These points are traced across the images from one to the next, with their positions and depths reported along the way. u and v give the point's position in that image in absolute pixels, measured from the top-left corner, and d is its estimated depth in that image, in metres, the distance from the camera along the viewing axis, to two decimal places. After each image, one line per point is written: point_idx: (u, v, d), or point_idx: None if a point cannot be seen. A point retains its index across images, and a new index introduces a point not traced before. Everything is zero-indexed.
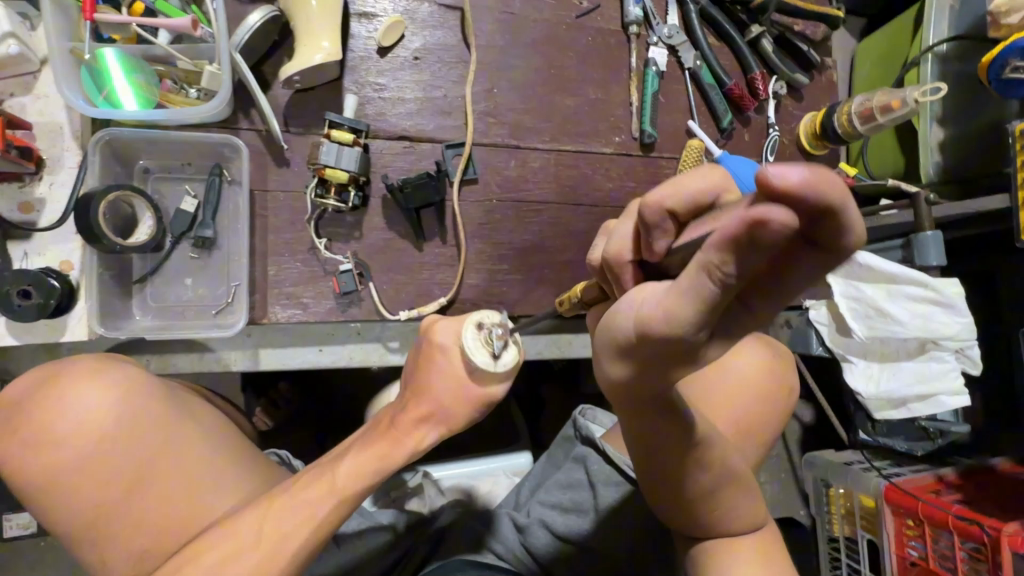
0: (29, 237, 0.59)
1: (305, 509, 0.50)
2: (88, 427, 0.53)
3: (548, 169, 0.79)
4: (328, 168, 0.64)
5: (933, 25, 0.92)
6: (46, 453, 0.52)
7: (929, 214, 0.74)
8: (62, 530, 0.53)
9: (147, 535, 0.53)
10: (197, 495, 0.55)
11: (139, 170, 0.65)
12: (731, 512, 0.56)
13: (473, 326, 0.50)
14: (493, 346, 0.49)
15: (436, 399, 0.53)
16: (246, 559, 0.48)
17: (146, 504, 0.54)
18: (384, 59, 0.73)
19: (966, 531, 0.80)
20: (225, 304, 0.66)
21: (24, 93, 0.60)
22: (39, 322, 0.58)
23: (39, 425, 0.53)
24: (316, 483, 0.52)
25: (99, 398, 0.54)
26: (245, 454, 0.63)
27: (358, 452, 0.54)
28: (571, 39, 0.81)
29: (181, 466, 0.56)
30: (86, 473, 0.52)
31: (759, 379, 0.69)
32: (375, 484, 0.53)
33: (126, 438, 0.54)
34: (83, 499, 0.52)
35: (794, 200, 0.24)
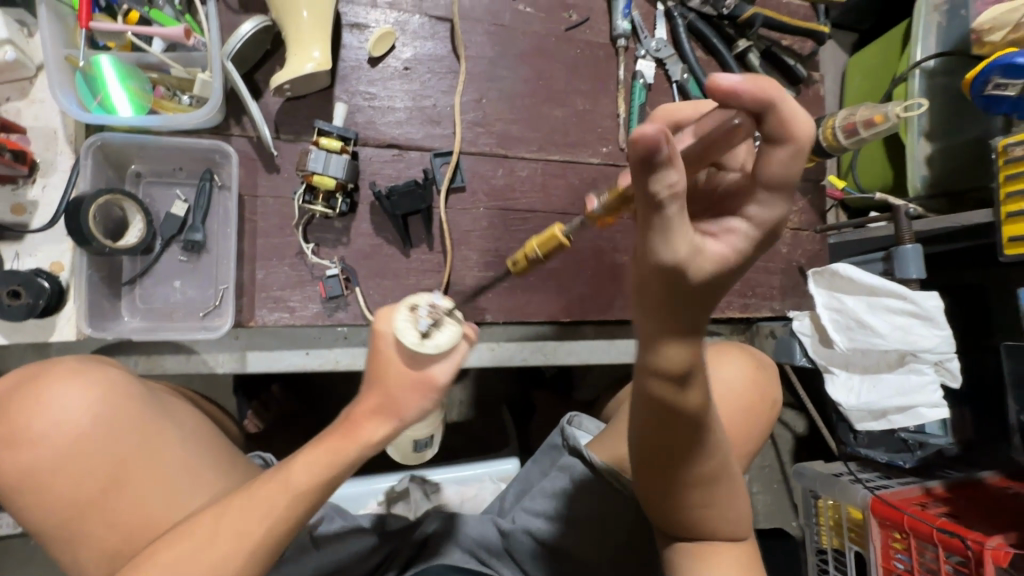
0: (21, 238, 0.60)
1: (261, 503, 0.51)
2: (63, 426, 0.54)
3: (535, 178, 0.80)
4: (316, 175, 0.65)
5: (921, 41, 0.96)
6: (21, 452, 0.54)
7: (910, 229, 0.76)
8: (37, 526, 0.55)
9: (122, 531, 0.55)
10: (173, 496, 0.57)
11: (132, 174, 0.67)
12: (723, 522, 0.56)
13: (406, 307, 0.50)
14: (422, 324, 0.50)
15: (385, 390, 0.51)
16: (210, 556, 0.50)
17: (123, 503, 0.55)
18: (374, 69, 0.74)
19: (950, 545, 0.80)
20: (213, 306, 0.67)
21: (20, 98, 0.62)
22: (29, 321, 0.59)
23: (16, 424, 0.54)
24: (271, 479, 0.52)
25: (78, 398, 0.56)
26: (222, 455, 0.65)
27: (311, 453, 0.52)
28: (559, 51, 0.82)
29: (155, 466, 0.57)
30: (62, 470, 0.54)
31: (748, 392, 0.69)
32: (333, 483, 0.53)
33: (102, 438, 0.55)
34: (59, 497, 0.54)
35: (735, 97, 0.34)
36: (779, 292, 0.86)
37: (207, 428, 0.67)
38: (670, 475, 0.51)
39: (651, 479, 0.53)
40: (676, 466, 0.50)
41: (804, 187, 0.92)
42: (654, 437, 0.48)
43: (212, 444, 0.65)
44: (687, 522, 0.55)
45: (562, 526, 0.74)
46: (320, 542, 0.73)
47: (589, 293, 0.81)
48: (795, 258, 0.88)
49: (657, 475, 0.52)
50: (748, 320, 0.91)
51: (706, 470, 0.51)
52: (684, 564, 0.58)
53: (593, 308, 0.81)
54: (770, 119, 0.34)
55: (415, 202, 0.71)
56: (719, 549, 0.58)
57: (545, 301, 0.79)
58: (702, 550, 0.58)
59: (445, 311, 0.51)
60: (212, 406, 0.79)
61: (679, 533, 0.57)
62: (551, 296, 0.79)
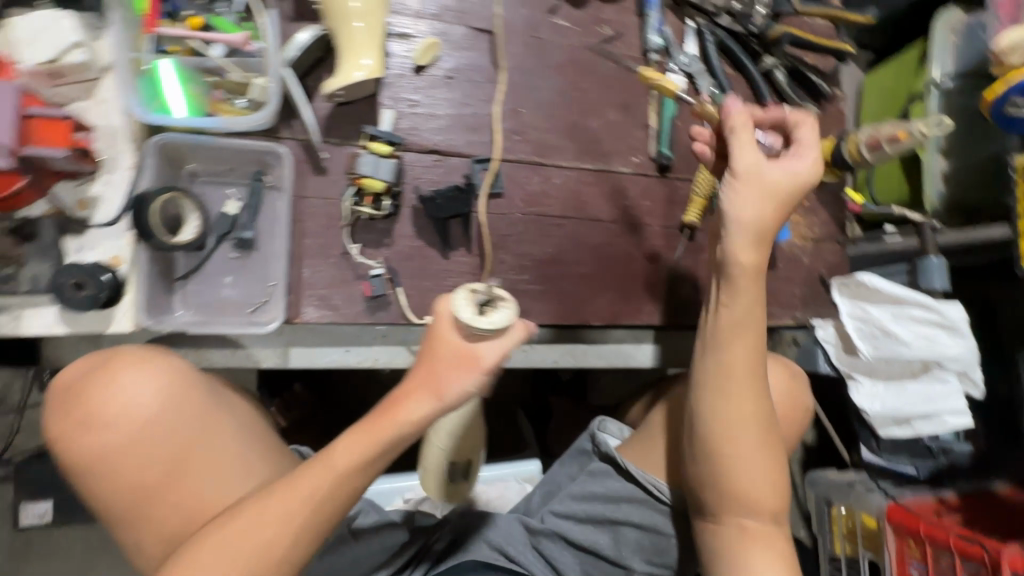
0: (83, 232, 0.62)
1: (307, 487, 0.54)
2: (130, 410, 0.57)
3: (569, 186, 0.82)
4: (365, 177, 0.68)
5: (937, 60, 0.98)
6: (92, 434, 0.56)
7: (934, 241, 0.79)
8: (103, 508, 0.58)
9: (179, 514, 0.57)
10: (224, 483, 0.59)
11: (187, 172, 0.69)
12: (748, 491, 0.65)
13: (466, 291, 0.52)
14: (478, 305, 0.52)
15: (427, 375, 0.54)
16: (262, 536, 0.52)
17: (183, 485, 0.58)
18: (418, 77, 0.77)
19: (967, 552, 0.82)
20: (261, 303, 0.70)
21: (85, 97, 0.64)
22: (89, 312, 0.61)
23: (89, 407, 0.57)
24: (315, 464, 0.54)
25: (143, 385, 0.58)
26: (270, 447, 0.66)
27: (352, 437, 0.55)
28: (594, 64, 0.85)
29: (213, 452, 0.60)
30: (129, 452, 0.56)
31: (792, 403, 0.72)
32: (371, 466, 0.55)
33: (165, 424, 0.58)
34: (123, 481, 0.56)
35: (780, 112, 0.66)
36: (800, 301, 0.87)
37: (261, 423, 0.69)
38: (720, 427, 0.64)
39: (706, 436, 0.65)
40: (731, 410, 0.64)
41: (826, 200, 0.94)
42: (717, 374, 0.65)
43: (261, 434, 0.67)
44: (730, 493, 0.65)
45: (593, 527, 0.77)
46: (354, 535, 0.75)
47: (620, 299, 0.83)
48: (817, 268, 0.90)
49: (713, 427, 0.64)
50: (771, 329, 0.93)
51: (758, 415, 0.65)
52: (713, 527, 0.67)
53: (622, 314, 0.83)
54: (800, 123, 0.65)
55: (458, 206, 0.74)
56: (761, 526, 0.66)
57: (576, 305, 0.81)
58: (745, 527, 0.65)
59: (500, 293, 0.53)
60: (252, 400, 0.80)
61: (716, 511, 0.66)
62: (582, 301, 0.81)
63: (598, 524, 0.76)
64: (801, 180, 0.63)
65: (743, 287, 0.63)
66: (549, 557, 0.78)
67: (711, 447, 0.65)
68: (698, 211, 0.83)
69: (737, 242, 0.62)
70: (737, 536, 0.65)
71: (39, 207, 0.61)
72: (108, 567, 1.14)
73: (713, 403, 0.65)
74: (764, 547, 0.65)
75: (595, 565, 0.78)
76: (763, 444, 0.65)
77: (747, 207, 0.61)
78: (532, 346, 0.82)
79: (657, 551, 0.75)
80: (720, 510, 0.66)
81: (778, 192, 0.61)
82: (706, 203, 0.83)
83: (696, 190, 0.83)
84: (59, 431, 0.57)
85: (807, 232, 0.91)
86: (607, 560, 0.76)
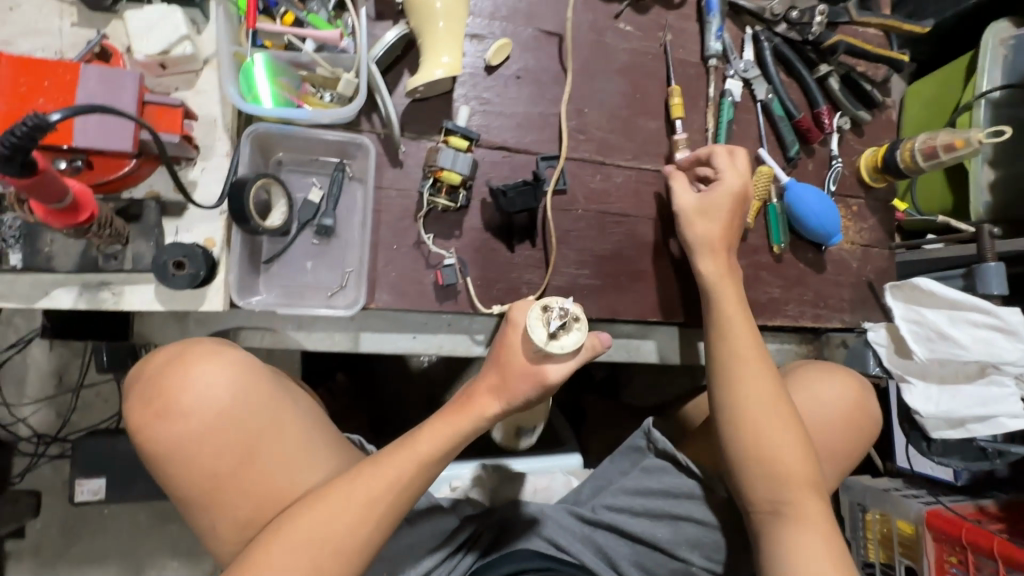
0: (181, 215, 0.66)
1: (390, 472, 0.58)
2: (205, 400, 0.59)
3: (628, 184, 0.84)
4: (444, 171, 0.71)
5: (986, 73, 1.00)
6: (172, 423, 0.59)
7: (992, 248, 0.82)
8: (182, 493, 0.60)
9: (254, 502, 0.60)
10: (295, 471, 0.62)
11: (274, 161, 0.74)
12: (794, 496, 0.66)
13: (539, 306, 0.58)
14: (552, 327, 0.56)
15: (499, 373, 0.60)
16: (344, 521, 0.56)
17: (255, 475, 0.60)
18: (490, 76, 0.80)
19: (1010, 559, 0.82)
20: (338, 287, 0.74)
21: (186, 88, 0.68)
22: (184, 291, 0.65)
23: (169, 395, 0.59)
24: (400, 452, 0.59)
25: (215, 376, 0.60)
26: (331, 434, 0.69)
27: (437, 422, 0.61)
28: (655, 67, 0.87)
29: (280, 442, 0.62)
30: (204, 441, 0.59)
31: (843, 409, 0.75)
32: (452, 450, 0.61)
33: (237, 413, 0.60)
34: (201, 468, 0.59)
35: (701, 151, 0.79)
36: (848, 305, 0.90)
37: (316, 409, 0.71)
38: (747, 418, 0.68)
39: (741, 441, 0.68)
40: (754, 402, 0.68)
41: (874, 206, 0.95)
42: (734, 370, 0.70)
43: (321, 421, 0.69)
44: (765, 480, 0.67)
45: (650, 520, 0.78)
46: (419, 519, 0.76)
47: (678, 295, 0.84)
48: (865, 274, 0.92)
49: (739, 418, 0.68)
50: (819, 330, 0.94)
51: (789, 420, 0.68)
52: (771, 531, 0.67)
53: (680, 310, 0.84)
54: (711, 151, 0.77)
55: (528, 200, 0.74)
56: (802, 509, 0.66)
57: (635, 301, 0.83)
58: (787, 513, 0.66)
59: (573, 316, 0.57)
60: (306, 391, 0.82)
61: (752, 498, 0.68)
62: (641, 297, 0.83)
63: (658, 517, 0.78)
64: (729, 190, 0.75)
65: (727, 297, 0.74)
66: (604, 546, 0.77)
67: (742, 437, 0.68)
68: (753, 214, 0.86)
69: (704, 258, 0.76)
70: (780, 522, 0.67)
71: (141, 189, 0.66)
72: (153, 550, 1.15)
73: (732, 397, 0.69)
74: (809, 529, 0.65)
75: (649, 557, 0.78)
76: (795, 431, 0.68)
77: (695, 229, 0.77)
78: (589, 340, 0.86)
79: (718, 546, 0.77)
80: (761, 496, 0.68)
81: (717, 210, 0.76)
82: (760, 207, 0.87)
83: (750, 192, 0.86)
84: (140, 420, 0.60)
85: (856, 238, 0.93)
86: (662, 551, 0.78)
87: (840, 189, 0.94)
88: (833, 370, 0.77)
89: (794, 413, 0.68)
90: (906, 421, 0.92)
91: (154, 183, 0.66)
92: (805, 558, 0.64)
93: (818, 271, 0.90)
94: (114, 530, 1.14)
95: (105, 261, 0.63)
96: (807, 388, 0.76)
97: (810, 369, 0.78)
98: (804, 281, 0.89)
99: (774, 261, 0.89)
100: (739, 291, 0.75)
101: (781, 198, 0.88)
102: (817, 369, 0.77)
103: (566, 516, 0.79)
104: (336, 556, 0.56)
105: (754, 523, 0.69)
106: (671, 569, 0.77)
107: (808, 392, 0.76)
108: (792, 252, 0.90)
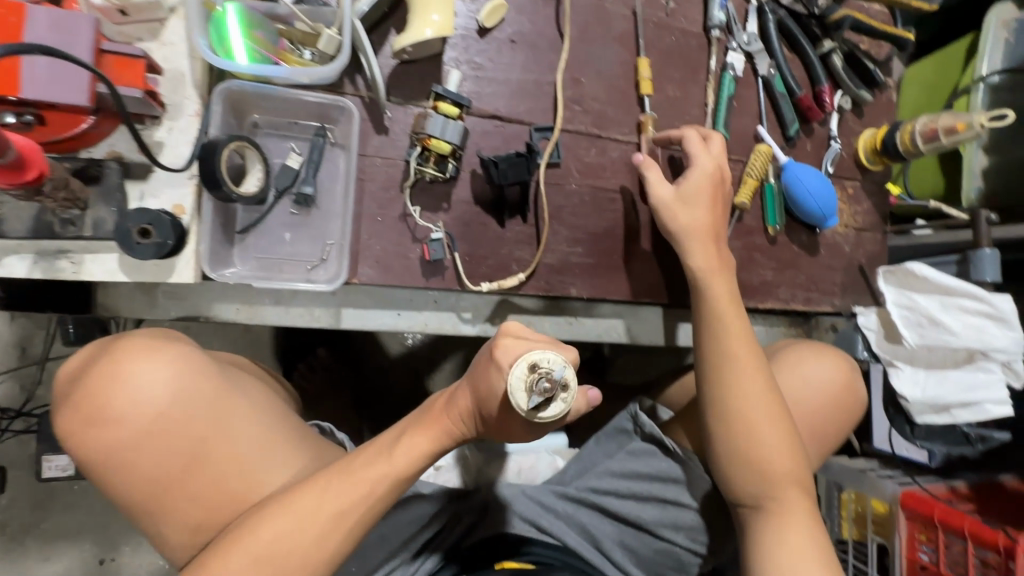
0: (146, 178, 0.61)
1: (358, 482, 0.56)
2: (145, 402, 0.56)
3: (625, 159, 0.81)
4: (433, 139, 0.67)
5: (987, 56, 0.98)
6: (102, 430, 0.56)
7: (987, 234, 0.82)
8: (126, 500, 0.58)
9: (206, 507, 0.58)
10: (251, 472, 0.60)
11: (250, 123, 0.69)
12: (782, 484, 0.66)
13: (527, 363, 0.50)
14: (533, 397, 0.49)
15: (473, 391, 0.56)
16: (310, 533, 0.54)
17: (205, 480, 0.58)
18: (483, 39, 0.75)
19: (981, 538, 0.84)
20: (319, 261, 0.70)
21: (151, 39, 0.62)
22: (150, 262, 0.60)
23: (101, 401, 0.56)
24: (373, 464, 0.57)
25: (156, 377, 0.57)
26: (293, 430, 0.66)
27: (414, 434, 0.59)
28: (656, 36, 0.83)
29: (231, 445, 0.59)
30: (144, 446, 0.56)
31: (833, 391, 0.75)
32: (428, 460, 0.59)
33: (178, 416, 0.57)
34: (142, 474, 0.56)
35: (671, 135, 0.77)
36: (840, 289, 0.89)
37: (274, 403, 0.69)
38: (731, 419, 0.67)
39: (728, 430, 0.67)
40: (740, 404, 0.67)
41: (869, 189, 0.94)
42: (724, 371, 0.68)
43: (280, 418, 0.66)
44: (748, 478, 0.67)
45: (636, 501, 0.77)
46: (401, 502, 0.74)
47: (672, 276, 0.82)
48: (857, 258, 0.91)
49: (722, 419, 0.67)
50: (808, 313, 0.94)
51: (776, 412, 0.67)
52: (758, 522, 0.67)
53: (674, 291, 0.82)
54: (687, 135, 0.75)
55: (520, 172, 0.71)
56: (787, 506, 0.66)
57: (628, 281, 0.80)
58: (770, 508, 0.67)
59: (561, 387, 0.49)
60: (264, 372, 0.79)
61: (736, 491, 0.68)
62: (635, 277, 0.80)
63: (644, 499, 0.77)
64: (703, 172, 0.73)
65: (719, 294, 0.71)
66: (587, 525, 0.77)
67: (723, 437, 0.68)
68: (750, 192, 0.83)
69: (697, 254, 0.72)
70: (761, 515, 0.67)
71: (102, 149, 0.61)
72: (127, 526, 1.12)
73: (717, 398, 0.68)
74: (790, 528, 0.65)
75: (634, 538, 0.78)
76: (780, 434, 0.67)
77: (680, 220, 0.73)
78: (579, 320, 0.85)
79: (700, 526, 0.75)
80: (743, 491, 0.68)
81: (697, 199, 0.73)
82: (758, 185, 0.84)
83: (749, 169, 0.84)
84: (71, 427, 0.57)
85: (850, 221, 0.91)
86: (646, 530, 0.77)
87: (837, 170, 0.92)
88: (825, 359, 0.76)
89: (782, 407, 0.68)
90: (891, 406, 0.92)
91: (116, 143, 0.61)
92: (788, 556, 0.64)
93: (811, 254, 0.89)
94: (84, 506, 1.11)
95: (62, 227, 0.58)
96: (794, 391, 0.74)
97: (804, 349, 0.77)
98: (797, 264, 0.88)
99: (769, 244, 0.87)
100: (732, 290, 0.72)
101: (778, 178, 0.87)
102: (811, 365, 0.75)
103: (550, 495, 0.79)
104: (301, 568, 0.53)
105: (738, 515, 0.69)
106: (655, 550, 0.77)
107: (795, 396, 0.74)
108: (786, 234, 0.88)
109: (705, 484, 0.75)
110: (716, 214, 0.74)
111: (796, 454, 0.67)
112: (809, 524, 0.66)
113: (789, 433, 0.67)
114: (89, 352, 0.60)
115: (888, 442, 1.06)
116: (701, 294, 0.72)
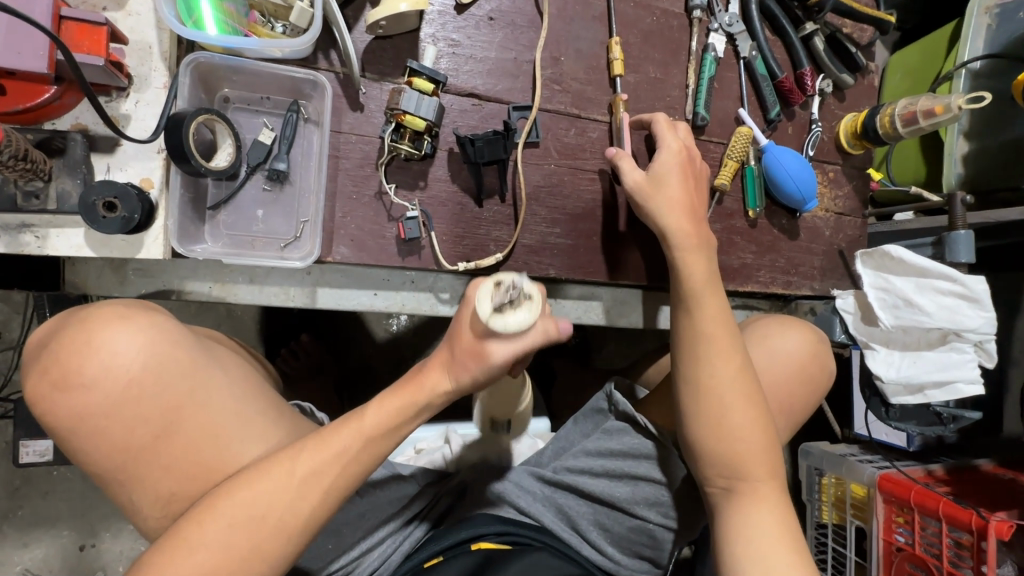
0: (112, 152, 0.61)
1: (334, 451, 0.55)
2: (118, 368, 0.55)
3: (604, 140, 0.80)
4: (407, 114, 0.67)
5: (969, 41, 0.96)
6: (71, 395, 0.55)
7: (962, 216, 0.82)
8: (96, 469, 0.57)
9: (180, 476, 0.58)
10: (226, 444, 0.59)
11: (221, 98, 0.68)
12: (752, 465, 0.67)
13: (493, 282, 0.52)
14: (497, 300, 0.50)
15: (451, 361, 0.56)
16: (287, 499, 0.53)
17: (180, 449, 0.57)
18: (460, 16, 0.75)
19: (955, 519, 0.84)
20: (292, 239, 0.69)
21: (116, 9, 0.62)
22: (118, 237, 0.60)
23: (70, 365, 0.54)
24: (346, 429, 0.56)
25: (128, 344, 0.56)
26: (269, 403, 0.66)
27: (385, 398, 0.58)
28: (636, 16, 0.83)
29: (205, 415, 0.59)
30: (118, 414, 0.55)
31: (805, 366, 0.76)
32: (402, 427, 0.58)
33: (151, 384, 0.56)
34: (114, 442, 0.56)
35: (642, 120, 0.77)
36: (819, 273, 0.90)
37: (250, 376, 0.68)
38: (705, 399, 0.67)
39: (699, 411, 0.67)
40: (716, 384, 0.67)
41: (849, 173, 0.93)
42: (700, 350, 0.68)
43: (255, 390, 0.65)
44: (721, 456, 0.67)
45: (610, 480, 0.77)
46: None
47: (652, 257, 0.81)
48: (837, 242, 0.91)
49: (697, 397, 0.67)
50: (788, 297, 0.95)
51: (747, 393, 0.67)
52: (726, 506, 0.67)
53: (653, 272, 0.81)
54: (657, 119, 0.75)
55: (496, 150, 0.71)
56: (758, 489, 0.67)
57: (607, 261, 0.80)
58: (742, 490, 0.67)
59: (526, 292, 0.51)
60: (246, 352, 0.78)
61: (706, 474, 0.68)
62: (614, 257, 0.80)
63: (616, 476, 0.77)
64: (674, 154, 0.73)
65: (697, 273, 0.71)
66: (563, 506, 0.77)
67: (696, 417, 0.68)
68: (730, 173, 0.83)
69: (678, 233, 0.71)
70: (731, 499, 0.67)
71: (67, 120, 0.60)
72: (108, 510, 1.11)
73: (692, 378, 0.68)
74: (762, 509, 0.65)
75: (609, 517, 0.78)
76: (754, 413, 0.67)
77: (657, 201, 0.72)
78: (558, 301, 0.84)
79: (674, 504, 0.76)
80: (713, 473, 0.68)
81: (671, 180, 0.72)
82: (738, 167, 0.84)
83: (730, 154, 0.83)
84: (37, 391, 0.56)
85: (830, 205, 0.91)
86: (619, 509, 0.77)
87: (818, 154, 0.91)
88: (800, 344, 0.76)
89: (755, 389, 0.68)
90: (867, 388, 0.94)
91: (81, 116, 0.60)
92: (761, 539, 0.63)
93: (791, 238, 0.89)
94: (67, 493, 1.10)
95: (24, 200, 0.58)
96: (771, 374, 0.75)
97: (770, 324, 0.78)
98: (777, 248, 0.88)
99: (749, 226, 0.87)
100: (710, 269, 0.71)
101: (758, 161, 0.86)
102: (788, 351, 0.76)
103: (527, 478, 0.78)
104: (279, 534, 0.53)
105: (707, 497, 0.69)
106: (628, 529, 0.77)
107: (771, 381, 0.75)
108: (766, 218, 0.88)
109: (680, 471, 0.76)
110: (690, 193, 0.73)
111: (769, 436, 0.68)
112: (780, 508, 0.66)
113: (763, 412, 0.68)
114: (58, 318, 0.59)
115: (866, 426, 1.07)
116: (678, 276, 0.71)
